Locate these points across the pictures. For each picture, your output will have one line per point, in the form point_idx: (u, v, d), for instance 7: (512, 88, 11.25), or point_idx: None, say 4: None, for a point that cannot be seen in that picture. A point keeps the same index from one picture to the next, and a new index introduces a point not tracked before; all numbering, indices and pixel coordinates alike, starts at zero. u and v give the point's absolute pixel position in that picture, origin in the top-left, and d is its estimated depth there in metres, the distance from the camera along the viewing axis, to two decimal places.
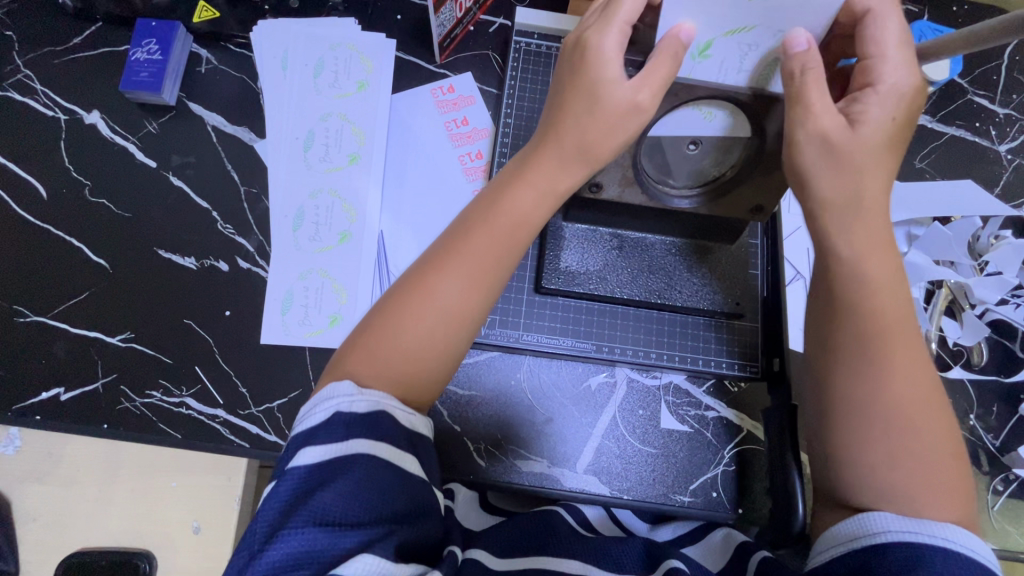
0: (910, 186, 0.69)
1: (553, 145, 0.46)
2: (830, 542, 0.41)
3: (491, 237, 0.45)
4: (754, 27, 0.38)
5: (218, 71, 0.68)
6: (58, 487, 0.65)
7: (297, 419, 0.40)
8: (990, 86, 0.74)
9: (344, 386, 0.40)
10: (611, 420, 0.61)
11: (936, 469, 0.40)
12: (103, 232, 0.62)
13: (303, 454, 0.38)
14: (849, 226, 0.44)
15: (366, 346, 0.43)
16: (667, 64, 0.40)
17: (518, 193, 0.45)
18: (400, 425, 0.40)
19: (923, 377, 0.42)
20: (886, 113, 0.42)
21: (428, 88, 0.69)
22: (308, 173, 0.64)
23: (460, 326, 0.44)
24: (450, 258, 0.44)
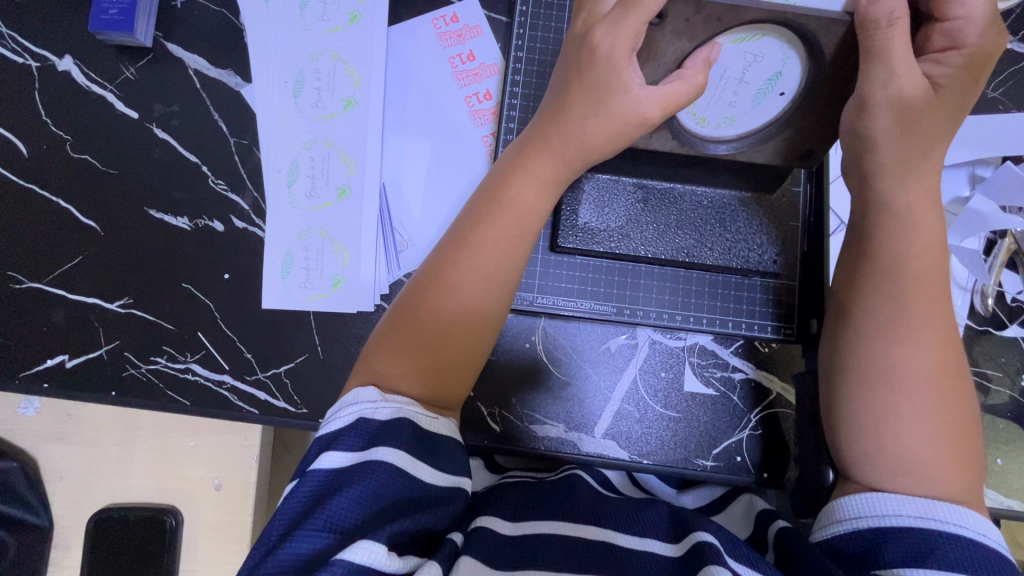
0: (981, 119, 0.60)
1: (558, 138, 0.45)
2: (837, 518, 0.41)
3: (499, 231, 0.46)
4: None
5: (195, 4, 0.60)
6: (81, 447, 0.66)
7: (323, 424, 0.43)
8: None
9: (368, 393, 0.43)
10: (632, 383, 0.58)
11: (952, 442, 0.41)
12: (90, 191, 0.58)
13: (326, 457, 0.40)
14: (896, 188, 0.42)
15: (390, 347, 0.46)
16: (682, 89, 0.40)
17: (523, 184, 0.46)
18: (422, 429, 0.43)
19: (942, 361, 0.42)
20: (960, 81, 0.39)
21: (429, 18, 0.61)
22: (300, 121, 0.59)
23: (482, 321, 0.47)
24: (460, 254, 0.46)
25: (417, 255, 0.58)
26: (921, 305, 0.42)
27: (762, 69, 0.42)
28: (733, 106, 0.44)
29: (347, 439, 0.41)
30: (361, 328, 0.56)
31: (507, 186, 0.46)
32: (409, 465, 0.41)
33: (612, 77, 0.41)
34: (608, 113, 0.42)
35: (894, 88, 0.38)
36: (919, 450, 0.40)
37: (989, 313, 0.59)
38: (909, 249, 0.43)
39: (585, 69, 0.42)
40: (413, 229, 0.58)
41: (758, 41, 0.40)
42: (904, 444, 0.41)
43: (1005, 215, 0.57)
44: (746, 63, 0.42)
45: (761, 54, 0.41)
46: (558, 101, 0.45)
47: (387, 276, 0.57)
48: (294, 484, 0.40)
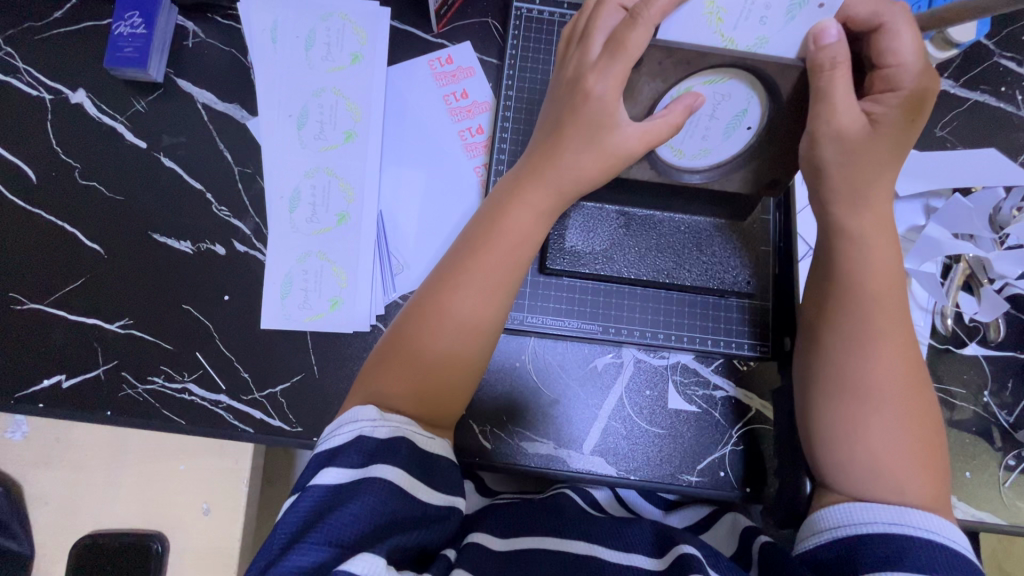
0: (931, 155, 0.66)
1: (551, 170, 0.49)
2: (815, 528, 0.44)
3: (496, 253, 0.49)
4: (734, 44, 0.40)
5: (206, 45, 0.65)
6: (68, 472, 0.66)
7: (322, 441, 0.44)
8: (1018, 48, 0.71)
9: (368, 411, 0.44)
10: (619, 401, 0.60)
11: (916, 447, 0.44)
12: (95, 216, 0.61)
13: (326, 473, 0.42)
14: (851, 216, 0.46)
15: (390, 363, 0.48)
16: (664, 129, 0.45)
17: (517, 211, 0.50)
18: (418, 448, 0.45)
19: (902, 370, 0.45)
20: (898, 119, 0.43)
21: (426, 59, 0.65)
22: (303, 151, 0.62)
23: (478, 337, 0.49)
24: (458, 276, 0.49)
25: (413, 278, 0.60)
26: (881, 318, 0.46)
27: (729, 106, 0.46)
28: (705, 140, 0.48)
29: (347, 457, 0.42)
30: (357, 348, 0.58)
31: (502, 213, 0.50)
32: (406, 483, 0.42)
33: (600, 113, 0.45)
34: (598, 146, 0.46)
35: (834, 124, 0.43)
36: (886, 456, 0.43)
37: (950, 333, 0.63)
38: (867, 271, 0.47)
39: (576, 106, 0.47)
40: (409, 254, 0.61)
41: (726, 83, 0.44)
42: (871, 450, 0.44)
43: (957, 241, 0.62)
44: (715, 101, 0.46)
45: (728, 94, 0.45)
46: (551, 135, 0.49)
47: (382, 297, 0.60)
48: (294, 499, 0.42)
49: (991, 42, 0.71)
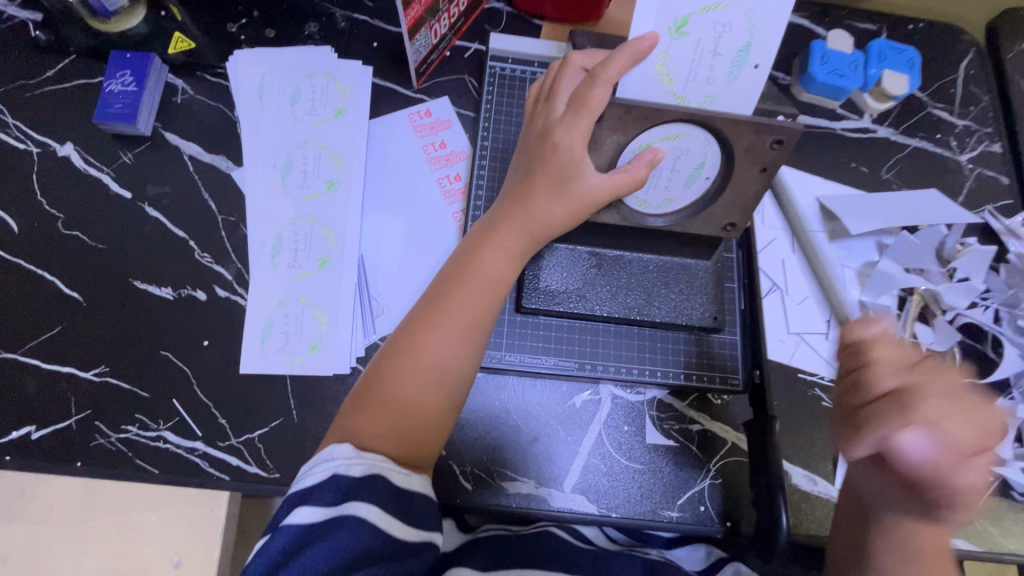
0: (880, 195, 0.72)
1: (522, 214, 0.52)
2: None
3: (472, 296, 0.51)
4: (685, 101, 0.44)
5: (194, 100, 0.68)
6: (29, 530, 0.63)
7: (297, 479, 0.44)
8: (948, 100, 0.79)
9: (344, 449, 0.44)
10: (597, 437, 0.61)
11: None
12: (76, 265, 0.61)
13: (299, 511, 0.42)
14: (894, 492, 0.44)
15: (368, 405, 0.48)
16: (625, 180, 0.48)
17: (490, 254, 0.52)
18: (395, 484, 0.44)
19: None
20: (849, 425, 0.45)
21: (406, 113, 0.69)
22: (286, 199, 0.64)
23: (455, 376, 0.50)
24: (436, 318, 0.50)
25: (393, 320, 0.62)
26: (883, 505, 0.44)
27: (688, 161, 0.49)
28: (669, 190, 0.52)
29: (321, 495, 0.42)
30: (337, 390, 0.59)
31: (477, 257, 0.52)
32: (381, 520, 0.42)
33: (567, 161, 0.49)
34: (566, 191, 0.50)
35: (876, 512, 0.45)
36: None
37: None
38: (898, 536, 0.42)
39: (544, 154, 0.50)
40: (388, 296, 0.63)
41: (685, 137, 0.47)
42: None
43: (907, 274, 0.67)
44: (675, 157, 0.49)
45: (685, 150, 0.48)
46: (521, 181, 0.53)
47: (363, 339, 0.61)
48: (268, 536, 0.42)
49: (923, 95, 0.78)
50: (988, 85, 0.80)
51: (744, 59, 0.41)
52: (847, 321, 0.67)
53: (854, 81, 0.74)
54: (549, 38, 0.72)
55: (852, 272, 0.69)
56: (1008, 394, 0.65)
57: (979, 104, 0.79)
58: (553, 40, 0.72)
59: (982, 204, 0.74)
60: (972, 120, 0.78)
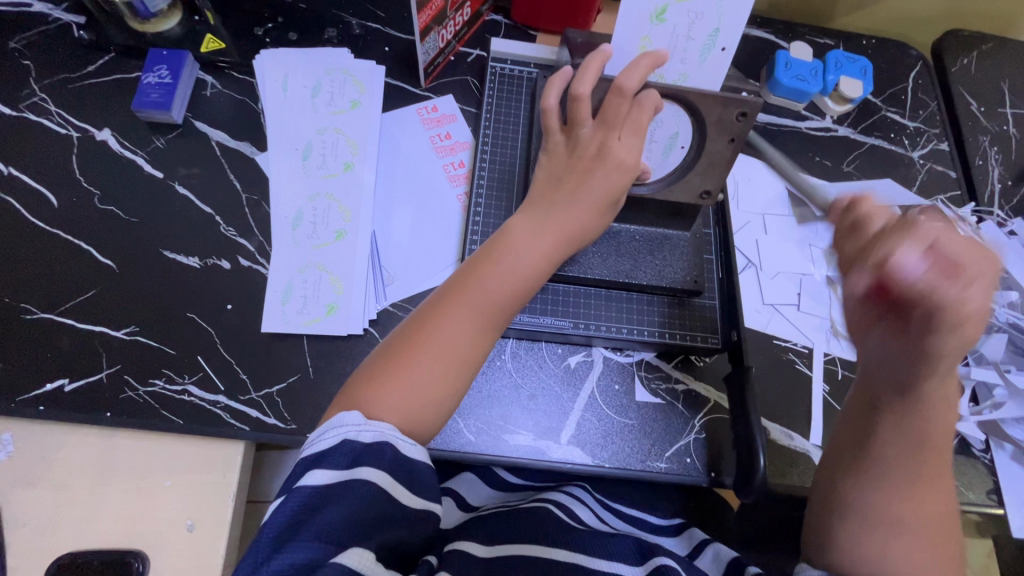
0: (841, 184, 0.79)
1: (562, 211, 0.54)
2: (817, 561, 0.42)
3: (491, 292, 0.51)
4: (663, 78, 0.52)
5: (222, 94, 0.75)
6: (50, 489, 0.66)
7: (306, 444, 0.45)
8: (899, 104, 0.88)
9: (353, 416, 0.45)
10: (591, 395, 0.66)
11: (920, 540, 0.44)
12: (110, 236, 0.66)
13: (312, 474, 0.43)
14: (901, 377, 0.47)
15: (382, 380, 0.48)
16: (648, 112, 0.51)
17: (517, 251, 0.53)
18: (404, 456, 0.46)
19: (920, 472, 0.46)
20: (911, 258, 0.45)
21: (415, 107, 0.77)
22: (307, 179, 0.71)
23: (466, 362, 0.51)
24: (459, 303, 0.51)
25: (403, 287, 0.67)
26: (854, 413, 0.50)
27: (664, 130, 0.57)
28: (650, 159, 0.59)
29: (334, 459, 0.43)
30: (350, 349, 0.64)
31: (511, 246, 0.53)
32: (390, 486, 0.44)
33: (618, 163, 0.53)
34: (613, 194, 0.54)
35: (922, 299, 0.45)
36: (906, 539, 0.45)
37: None
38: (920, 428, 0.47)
39: (592, 159, 0.53)
40: (399, 266, 0.68)
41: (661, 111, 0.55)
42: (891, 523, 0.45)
43: None
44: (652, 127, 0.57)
45: (660, 121, 0.56)
46: (561, 181, 0.55)
47: (375, 304, 0.66)
48: (280, 501, 0.43)
49: (877, 99, 0.88)
50: (934, 91, 0.90)
51: (712, 44, 0.50)
52: (816, 295, 0.74)
53: (816, 84, 0.82)
54: (543, 44, 0.80)
55: (818, 251, 0.76)
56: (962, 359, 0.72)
57: (927, 108, 0.88)
58: (546, 46, 0.80)
59: (933, 195, 0.82)
60: (922, 121, 0.87)
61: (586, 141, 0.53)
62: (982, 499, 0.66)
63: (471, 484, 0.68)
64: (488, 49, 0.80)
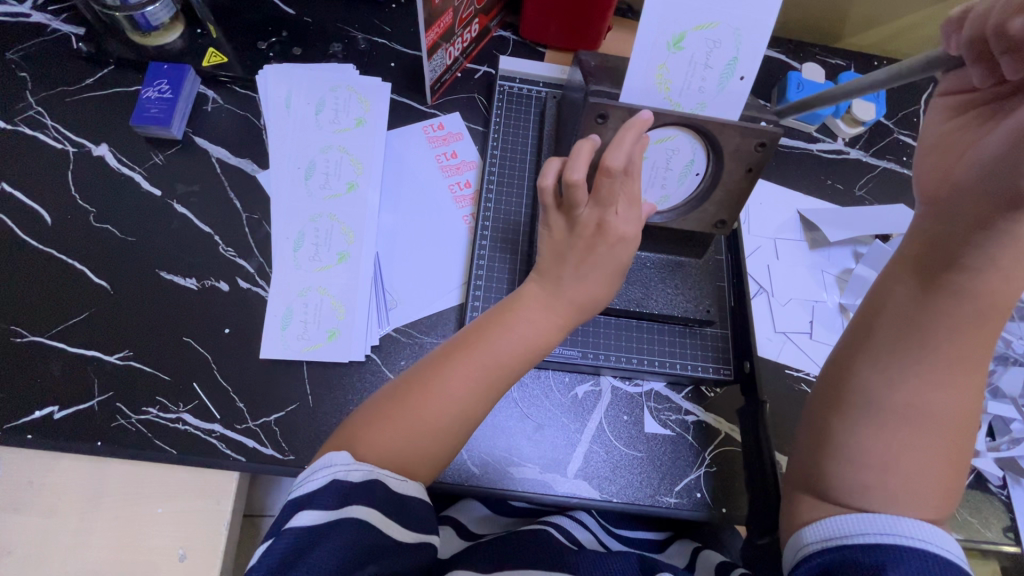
0: (853, 209, 0.78)
1: (571, 288, 0.53)
2: (808, 540, 0.43)
3: (498, 355, 0.51)
4: (679, 106, 0.51)
5: (223, 109, 0.73)
6: (37, 517, 0.63)
7: (295, 486, 0.42)
8: (912, 127, 0.86)
9: (342, 456, 0.43)
10: (599, 426, 0.64)
11: (918, 480, 0.43)
12: (105, 255, 0.64)
13: (301, 515, 0.40)
14: (940, 329, 0.45)
15: (382, 424, 0.47)
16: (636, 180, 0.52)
17: (525, 323, 0.52)
18: (394, 493, 0.43)
19: (941, 416, 0.44)
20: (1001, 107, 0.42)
21: (420, 126, 0.75)
22: (309, 199, 0.69)
23: (465, 419, 0.49)
24: (468, 360, 0.50)
25: (406, 313, 0.65)
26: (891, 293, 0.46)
27: (679, 158, 0.55)
28: (664, 188, 0.58)
29: (322, 499, 0.41)
30: (351, 376, 0.62)
31: (523, 315, 0.53)
32: (380, 521, 0.41)
33: (622, 237, 0.52)
34: (617, 267, 0.54)
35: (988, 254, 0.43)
36: (905, 483, 0.43)
37: None
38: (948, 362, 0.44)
39: (596, 236, 0.52)
40: (402, 291, 0.66)
41: (675, 139, 0.53)
42: (892, 476, 0.43)
43: None
44: (668, 156, 0.55)
45: (677, 149, 0.54)
46: (564, 259, 0.53)
47: (377, 329, 0.64)
48: (269, 543, 0.39)
49: (889, 122, 0.86)
50: None
51: (731, 72, 0.48)
52: (828, 323, 0.72)
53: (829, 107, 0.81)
54: (552, 62, 0.79)
55: (831, 278, 0.75)
56: None
57: None
58: (555, 63, 0.78)
59: None
60: None
61: (585, 220, 0.52)
62: (999, 537, 0.64)
63: (471, 512, 0.66)
64: (496, 67, 0.78)
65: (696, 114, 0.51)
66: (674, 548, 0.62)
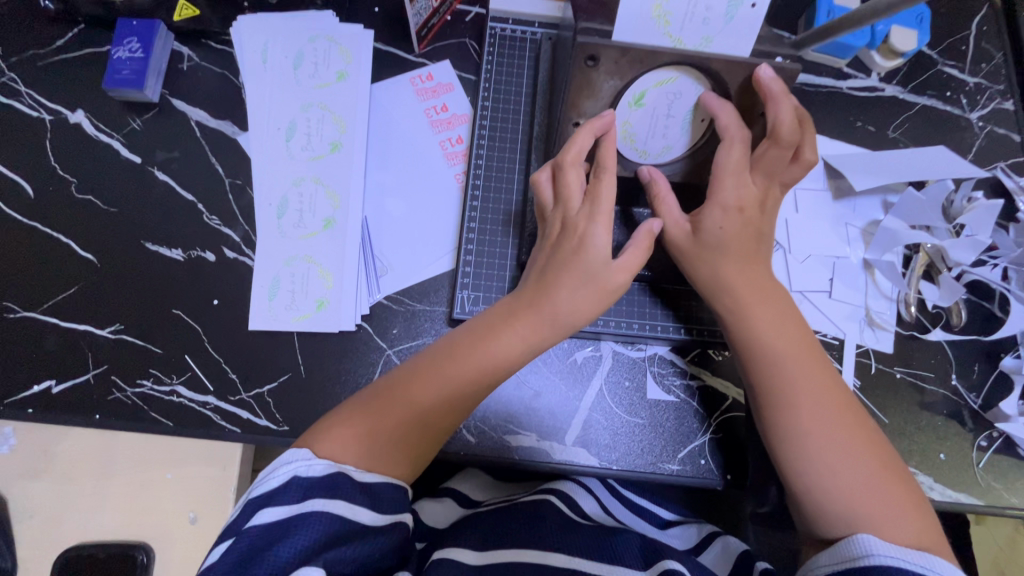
0: (884, 152, 0.70)
1: (537, 294, 0.52)
2: (834, 558, 0.44)
3: (466, 370, 0.50)
4: (682, 43, 0.44)
5: (199, 67, 0.69)
6: (52, 484, 0.66)
7: (254, 485, 0.44)
8: (960, 56, 0.76)
9: (303, 452, 0.45)
10: (599, 393, 0.62)
11: (862, 471, 0.47)
12: (89, 227, 0.63)
13: (263, 513, 0.41)
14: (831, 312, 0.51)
15: (341, 432, 0.47)
16: (609, 182, 0.50)
17: (502, 340, 0.51)
18: (356, 482, 0.44)
19: (837, 398, 0.49)
20: None
21: (407, 77, 0.70)
22: (291, 162, 0.65)
23: (433, 427, 0.49)
24: (436, 373, 0.50)
25: (397, 280, 0.63)
26: (734, 233, 0.52)
27: (682, 104, 0.49)
28: (666, 138, 0.52)
29: (284, 496, 0.42)
30: (342, 346, 0.60)
31: (495, 333, 0.51)
32: (346, 510, 0.42)
33: (584, 236, 0.51)
34: (588, 288, 0.51)
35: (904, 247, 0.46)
36: (846, 475, 0.46)
37: (914, 319, 0.66)
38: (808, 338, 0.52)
39: (564, 241, 0.52)
40: (392, 257, 0.64)
41: (676, 81, 0.48)
42: (832, 469, 0.47)
43: (914, 231, 0.65)
44: (669, 102, 0.49)
45: (678, 94, 0.48)
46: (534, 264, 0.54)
47: (367, 297, 0.62)
48: (228, 544, 0.41)
49: (933, 52, 0.76)
50: (1003, 40, 0.77)
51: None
52: (851, 279, 0.67)
53: (863, 37, 0.71)
54: None
55: (856, 231, 0.68)
56: (1012, 350, 0.65)
57: (991, 60, 0.76)
58: None
59: (993, 161, 0.73)
60: (984, 77, 0.76)
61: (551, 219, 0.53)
62: None
63: (472, 480, 0.66)
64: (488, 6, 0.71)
65: (699, 52, 0.45)
66: (676, 528, 0.62)
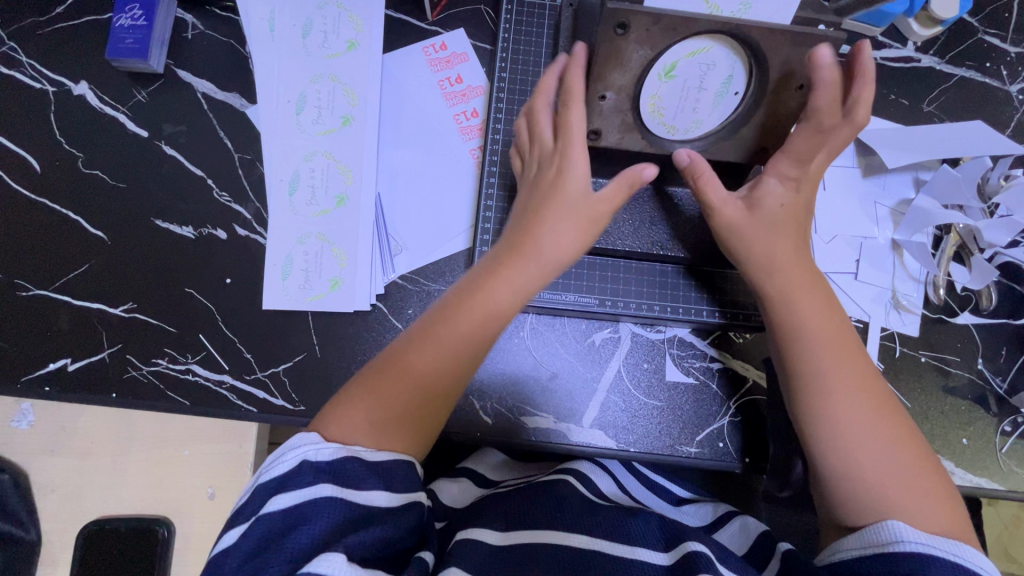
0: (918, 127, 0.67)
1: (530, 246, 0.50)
2: (860, 543, 0.43)
3: (460, 330, 0.49)
4: (719, 9, 0.42)
5: (205, 36, 0.66)
6: (70, 460, 0.66)
7: (261, 471, 0.42)
8: (1003, 24, 0.72)
9: (311, 436, 0.44)
10: (617, 374, 0.61)
11: (891, 461, 0.46)
12: (98, 203, 0.62)
13: (276, 499, 0.40)
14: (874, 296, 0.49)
15: (349, 408, 0.46)
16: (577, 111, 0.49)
17: (493, 288, 0.50)
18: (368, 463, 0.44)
19: (869, 387, 0.48)
20: None
21: (421, 46, 0.67)
22: (301, 136, 0.63)
23: (435, 392, 0.48)
24: (431, 336, 0.49)
25: (411, 259, 0.61)
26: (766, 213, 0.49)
27: (715, 76, 0.47)
28: (696, 112, 0.49)
29: (297, 480, 0.41)
30: (357, 326, 0.59)
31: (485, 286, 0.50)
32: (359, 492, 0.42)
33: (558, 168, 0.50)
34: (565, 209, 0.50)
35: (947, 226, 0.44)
36: (874, 465, 0.46)
37: (942, 302, 0.64)
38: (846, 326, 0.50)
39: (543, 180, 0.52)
40: (406, 234, 0.62)
41: (710, 51, 0.45)
42: (859, 459, 0.46)
43: (947, 211, 0.63)
44: (702, 73, 0.47)
45: (713, 64, 0.46)
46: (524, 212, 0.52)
47: (382, 276, 0.60)
48: (242, 529, 0.41)
49: (975, 19, 0.72)
50: None
51: None
52: (878, 261, 0.65)
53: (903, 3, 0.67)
54: None
55: (885, 211, 0.66)
56: None
57: None
58: None
59: None
60: None
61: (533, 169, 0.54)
62: None
63: (488, 459, 0.66)
64: None
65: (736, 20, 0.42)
66: (692, 507, 0.61)
